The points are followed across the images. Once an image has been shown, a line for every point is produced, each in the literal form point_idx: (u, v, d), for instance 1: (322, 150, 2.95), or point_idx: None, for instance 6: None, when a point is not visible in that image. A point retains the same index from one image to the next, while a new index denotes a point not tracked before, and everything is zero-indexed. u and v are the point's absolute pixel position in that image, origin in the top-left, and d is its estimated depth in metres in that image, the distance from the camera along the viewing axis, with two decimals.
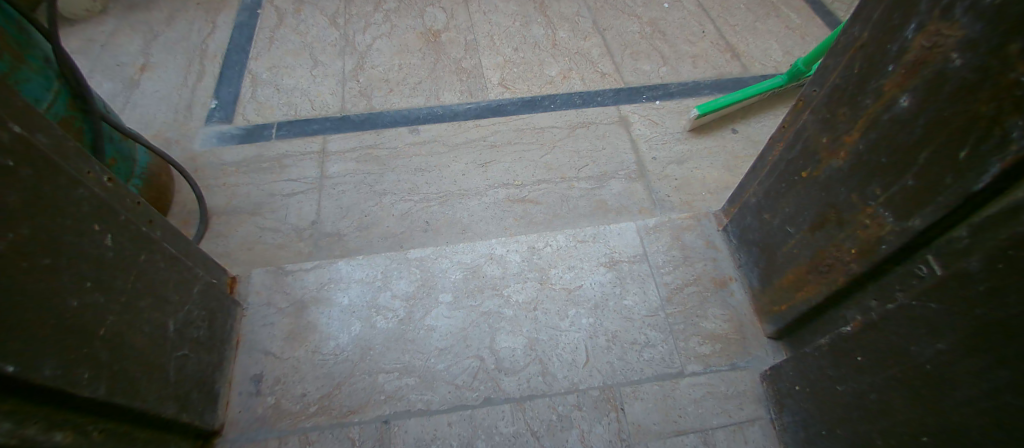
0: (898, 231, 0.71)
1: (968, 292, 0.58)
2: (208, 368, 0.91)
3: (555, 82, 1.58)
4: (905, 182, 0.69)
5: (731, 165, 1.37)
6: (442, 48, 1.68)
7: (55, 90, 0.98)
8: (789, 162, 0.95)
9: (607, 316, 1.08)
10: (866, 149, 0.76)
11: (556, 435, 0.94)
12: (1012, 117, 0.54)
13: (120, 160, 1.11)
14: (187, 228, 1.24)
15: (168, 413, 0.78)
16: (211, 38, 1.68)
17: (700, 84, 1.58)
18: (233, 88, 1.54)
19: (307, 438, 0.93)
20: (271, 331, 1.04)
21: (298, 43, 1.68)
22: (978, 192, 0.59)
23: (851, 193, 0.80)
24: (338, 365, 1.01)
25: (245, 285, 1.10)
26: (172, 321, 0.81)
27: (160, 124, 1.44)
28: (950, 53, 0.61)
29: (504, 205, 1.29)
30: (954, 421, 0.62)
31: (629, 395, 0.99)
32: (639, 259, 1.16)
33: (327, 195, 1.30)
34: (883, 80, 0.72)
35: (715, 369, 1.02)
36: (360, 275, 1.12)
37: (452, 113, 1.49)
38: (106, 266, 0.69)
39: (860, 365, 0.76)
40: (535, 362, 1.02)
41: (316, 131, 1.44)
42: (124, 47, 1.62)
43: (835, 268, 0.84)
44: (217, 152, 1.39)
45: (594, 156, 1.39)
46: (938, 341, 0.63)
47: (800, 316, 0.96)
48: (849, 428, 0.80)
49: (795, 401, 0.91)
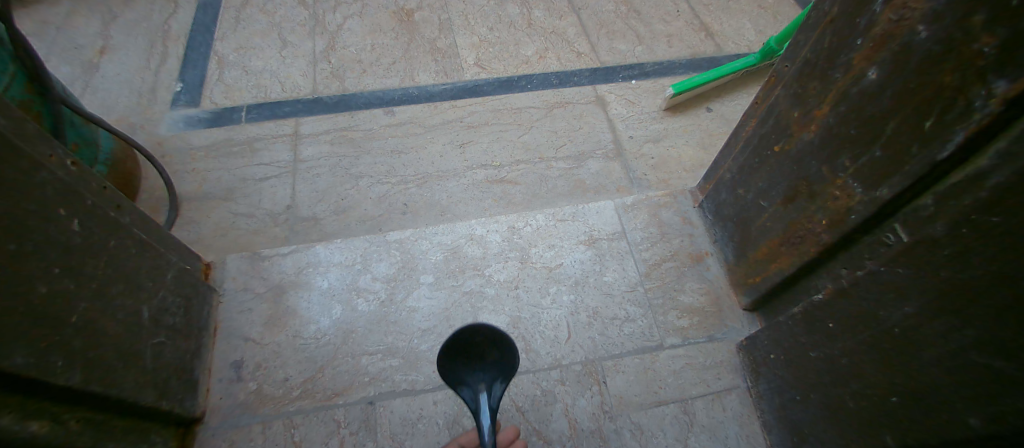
0: (867, 201, 0.74)
1: (934, 256, 0.61)
2: (187, 356, 0.89)
3: (531, 62, 1.57)
4: (873, 153, 0.72)
5: (706, 143, 1.40)
6: (416, 28, 1.64)
7: (10, 72, 0.93)
8: (763, 136, 0.97)
9: (588, 292, 1.09)
10: (835, 122, 0.78)
11: (541, 409, 0.96)
12: (975, 88, 0.56)
13: (83, 146, 1.07)
14: (156, 216, 1.20)
15: (147, 401, 0.76)
16: (173, 19, 1.60)
17: (675, 63, 1.59)
18: (199, 70, 1.48)
19: (292, 422, 0.92)
20: (249, 317, 1.02)
21: (266, 23, 1.62)
22: (942, 161, 0.61)
23: (821, 165, 0.82)
24: (319, 349, 1.00)
25: (220, 271, 1.07)
26: (146, 308, 0.79)
27: (122, 109, 1.38)
28: (917, 26, 0.63)
29: (483, 186, 1.28)
30: (920, 380, 0.66)
31: (611, 368, 1.01)
32: (618, 236, 1.17)
33: (302, 180, 1.27)
34: (852, 53, 0.74)
35: (694, 340, 1.05)
36: (339, 259, 1.10)
37: (427, 94, 1.47)
38: (73, 252, 0.66)
39: (831, 330, 0.79)
40: (518, 339, 1.03)
41: (288, 114, 1.40)
42: (80, 29, 1.54)
43: (807, 239, 0.87)
44: (185, 136, 1.34)
45: (571, 135, 1.39)
46: (905, 304, 0.66)
47: (773, 287, 0.99)
48: (820, 391, 0.83)
49: (770, 368, 0.95)
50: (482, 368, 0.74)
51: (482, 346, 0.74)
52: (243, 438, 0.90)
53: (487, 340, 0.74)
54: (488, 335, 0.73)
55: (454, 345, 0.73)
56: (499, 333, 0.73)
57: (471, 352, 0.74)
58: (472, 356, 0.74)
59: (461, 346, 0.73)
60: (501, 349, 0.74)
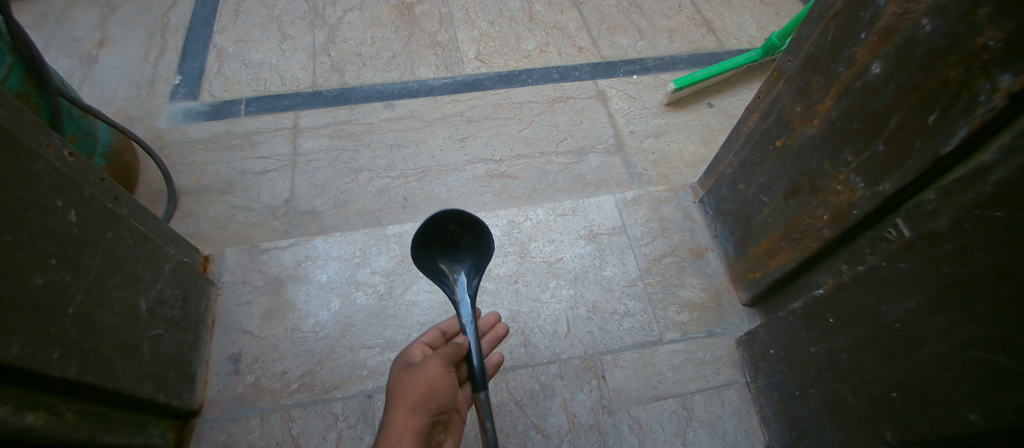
0: (869, 195, 0.73)
1: (936, 250, 0.61)
2: (185, 349, 0.89)
3: (532, 56, 1.56)
4: (876, 147, 0.71)
5: (707, 139, 1.39)
6: (417, 21, 1.63)
7: (7, 63, 0.93)
8: (765, 131, 0.96)
9: (587, 286, 1.09)
10: (838, 117, 0.78)
11: (539, 403, 0.96)
12: (979, 81, 0.56)
13: (80, 137, 1.06)
14: (155, 208, 1.20)
15: (145, 393, 0.76)
16: (172, 11, 1.59)
17: (677, 58, 1.58)
18: (198, 63, 1.48)
19: (290, 415, 0.92)
20: (247, 310, 1.02)
21: (265, 16, 1.61)
22: (946, 156, 0.61)
23: (823, 160, 0.82)
24: (318, 342, 0.99)
25: (219, 264, 1.07)
26: (144, 300, 0.78)
27: (121, 101, 1.37)
28: (921, 19, 0.62)
29: (483, 181, 1.28)
30: (921, 376, 0.65)
31: (610, 363, 1.01)
32: (618, 231, 1.17)
33: (301, 173, 1.27)
34: (856, 47, 0.73)
35: (693, 336, 1.05)
36: (338, 252, 1.10)
37: (428, 88, 1.47)
38: (70, 243, 0.66)
39: (831, 326, 0.79)
40: (518, 334, 1.03)
41: (287, 107, 1.39)
42: (79, 21, 1.53)
43: (808, 234, 0.87)
44: (184, 129, 1.34)
45: (572, 130, 1.39)
46: (906, 299, 0.66)
47: (773, 283, 0.99)
48: (819, 386, 0.83)
49: (770, 364, 0.94)
50: (461, 256, 0.82)
51: (457, 234, 0.81)
52: (241, 431, 0.90)
53: (461, 229, 0.81)
54: (461, 224, 0.80)
55: (432, 235, 0.80)
56: (471, 221, 0.80)
57: (448, 241, 0.81)
58: (449, 245, 0.81)
59: (437, 236, 0.81)
60: (476, 236, 0.81)
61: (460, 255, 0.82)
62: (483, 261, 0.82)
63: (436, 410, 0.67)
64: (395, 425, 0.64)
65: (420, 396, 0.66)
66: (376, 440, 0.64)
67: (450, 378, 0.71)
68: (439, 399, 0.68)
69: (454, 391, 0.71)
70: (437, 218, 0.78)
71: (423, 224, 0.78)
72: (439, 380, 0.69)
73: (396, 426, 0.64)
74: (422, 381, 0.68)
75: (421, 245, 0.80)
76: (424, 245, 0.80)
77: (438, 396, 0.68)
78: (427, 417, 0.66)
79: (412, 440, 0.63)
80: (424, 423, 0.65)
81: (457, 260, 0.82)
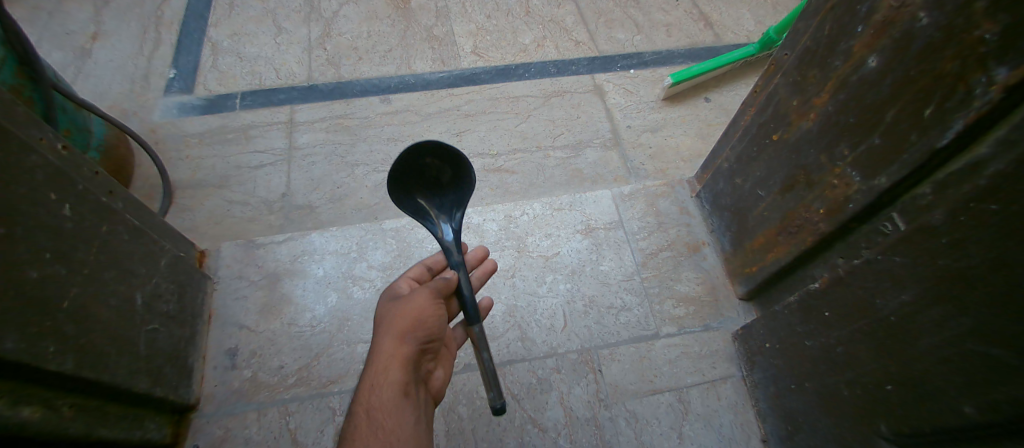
0: (865, 189, 0.73)
1: (931, 243, 0.61)
2: (181, 344, 0.89)
3: (529, 50, 1.56)
4: (871, 141, 0.72)
5: (704, 133, 1.39)
6: (413, 15, 1.62)
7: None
8: (761, 125, 0.96)
9: (584, 281, 1.09)
10: (835, 110, 0.78)
11: (536, 397, 0.97)
12: (976, 74, 0.56)
13: (75, 131, 1.05)
14: (150, 203, 1.19)
15: (142, 388, 0.76)
16: (166, 4, 1.58)
17: (674, 53, 1.58)
18: (193, 56, 1.47)
19: (287, 409, 0.92)
20: (244, 304, 1.02)
21: (260, 9, 1.60)
22: (941, 149, 0.61)
23: (820, 154, 0.82)
24: (315, 337, 0.99)
25: (215, 258, 1.07)
26: (139, 294, 0.78)
27: (116, 95, 1.36)
28: (918, 12, 0.62)
29: (480, 175, 1.28)
30: (916, 368, 0.66)
31: (607, 357, 1.01)
32: (615, 226, 1.17)
33: (297, 167, 1.26)
34: (853, 41, 0.73)
35: (689, 329, 1.05)
36: (334, 247, 1.10)
37: (424, 82, 1.46)
38: (65, 237, 0.66)
39: (827, 319, 0.79)
40: (514, 328, 1.03)
41: (283, 101, 1.39)
42: (72, 14, 1.52)
43: (804, 228, 0.87)
44: (178, 123, 1.33)
45: (569, 124, 1.38)
46: (901, 292, 0.66)
47: (769, 277, 0.99)
48: (815, 380, 0.83)
49: (766, 357, 0.95)
50: (442, 193, 0.81)
51: (436, 169, 0.80)
52: (238, 425, 0.90)
53: (441, 163, 0.79)
54: (440, 156, 0.78)
55: (410, 171, 0.78)
56: (451, 153, 0.78)
57: (427, 176, 0.80)
58: (429, 181, 0.80)
59: (415, 172, 0.79)
60: (456, 169, 0.79)
61: (441, 192, 0.81)
62: (465, 197, 0.81)
63: (423, 338, 0.71)
64: (383, 350, 0.67)
65: (407, 325, 0.69)
66: (365, 363, 0.68)
67: (438, 309, 0.73)
68: (427, 328, 0.71)
69: (441, 322, 0.74)
70: (415, 150, 0.76)
71: (400, 158, 0.76)
72: (426, 310, 0.71)
73: (384, 351, 0.67)
74: (409, 311, 0.70)
75: (399, 182, 0.78)
76: (403, 182, 0.78)
77: (425, 324, 0.71)
78: (414, 345, 0.69)
79: (399, 365, 0.67)
80: (411, 351, 0.69)
81: (438, 198, 0.81)
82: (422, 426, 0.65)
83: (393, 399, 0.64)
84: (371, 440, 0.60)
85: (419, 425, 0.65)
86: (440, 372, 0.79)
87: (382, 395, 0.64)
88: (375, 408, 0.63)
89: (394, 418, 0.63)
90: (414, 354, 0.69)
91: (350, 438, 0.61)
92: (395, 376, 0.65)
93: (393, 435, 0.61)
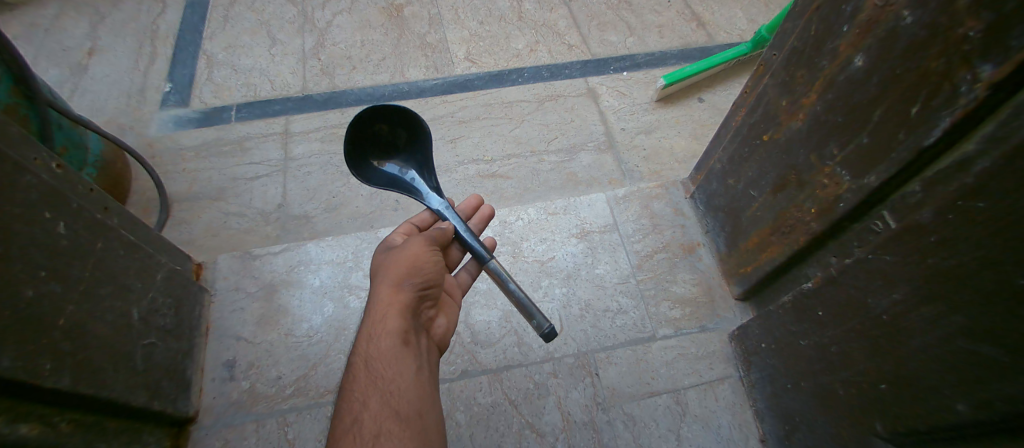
0: (854, 188, 0.74)
1: (919, 241, 0.61)
2: (178, 356, 0.89)
3: (522, 55, 1.56)
4: (860, 140, 0.72)
5: (699, 134, 1.39)
6: (406, 23, 1.63)
7: None
8: (752, 125, 0.97)
9: (580, 285, 1.10)
10: (823, 110, 0.78)
11: (534, 402, 0.97)
12: (960, 71, 0.56)
13: (71, 148, 1.06)
14: (148, 216, 1.20)
15: (139, 401, 0.77)
16: (161, 19, 1.59)
17: (667, 54, 1.58)
18: (188, 69, 1.48)
19: (286, 419, 0.93)
20: (241, 316, 1.03)
21: (254, 21, 1.61)
22: (929, 146, 0.61)
23: (810, 154, 0.82)
24: (312, 347, 1.00)
25: (212, 271, 1.07)
26: (136, 309, 0.79)
27: (113, 110, 1.38)
28: (902, 11, 0.62)
29: (475, 181, 1.29)
30: (909, 367, 0.66)
31: (603, 361, 1.02)
32: (609, 229, 1.17)
33: (293, 178, 1.27)
34: (838, 40, 0.73)
35: (686, 331, 1.05)
36: (330, 256, 1.11)
37: (418, 90, 1.47)
38: (61, 254, 0.67)
39: (820, 319, 0.80)
40: (511, 334, 1.04)
41: (278, 112, 1.40)
42: (69, 31, 1.53)
43: (796, 228, 0.87)
44: (175, 136, 1.34)
45: (563, 128, 1.39)
46: (893, 290, 0.66)
47: (763, 277, 0.99)
48: (811, 380, 0.83)
49: (762, 358, 0.95)
50: (404, 152, 0.89)
51: (388, 132, 0.87)
52: (237, 436, 0.91)
53: (392, 126, 0.87)
54: (387, 119, 0.85)
55: (369, 143, 0.87)
56: (395, 112, 0.84)
57: (384, 141, 0.88)
58: (390, 145, 0.88)
59: (374, 142, 0.87)
60: (405, 127, 0.87)
61: (404, 151, 0.89)
62: (423, 147, 0.88)
63: (420, 284, 0.75)
64: (381, 299, 0.72)
65: (402, 273, 0.74)
66: (365, 313, 0.72)
67: (433, 256, 0.78)
68: (424, 274, 0.76)
69: (438, 268, 0.78)
70: (360, 124, 0.83)
71: (348, 138, 0.84)
72: (420, 257, 0.76)
73: (382, 300, 0.72)
74: (404, 259, 0.75)
75: (363, 154, 0.87)
76: (366, 155, 0.87)
77: (422, 271, 0.75)
78: (411, 292, 0.73)
79: (396, 313, 0.71)
80: (409, 297, 0.73)
81: (405, 157, 0.89)
82: (423, 372, 0.69)
83: (391, 347, 0.68)
84: (370, 388, 0.65)
85: (419, 372, 0.69)
86: (445, 319, 0.83)
87: (380, 344, 0.68)
88: (374, 358, 0.67)
89: (392, 365, 0.67)
90: (412, 300, 0.73)
91: (351, 386, 0.66)
92: (392, 324, 0.70)
93: (393, 384, 0.65)
